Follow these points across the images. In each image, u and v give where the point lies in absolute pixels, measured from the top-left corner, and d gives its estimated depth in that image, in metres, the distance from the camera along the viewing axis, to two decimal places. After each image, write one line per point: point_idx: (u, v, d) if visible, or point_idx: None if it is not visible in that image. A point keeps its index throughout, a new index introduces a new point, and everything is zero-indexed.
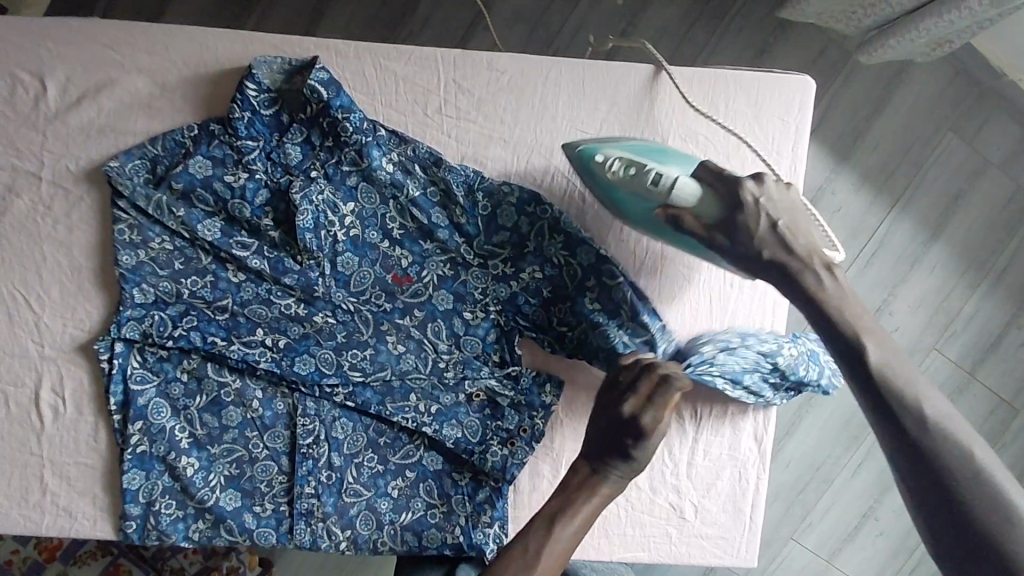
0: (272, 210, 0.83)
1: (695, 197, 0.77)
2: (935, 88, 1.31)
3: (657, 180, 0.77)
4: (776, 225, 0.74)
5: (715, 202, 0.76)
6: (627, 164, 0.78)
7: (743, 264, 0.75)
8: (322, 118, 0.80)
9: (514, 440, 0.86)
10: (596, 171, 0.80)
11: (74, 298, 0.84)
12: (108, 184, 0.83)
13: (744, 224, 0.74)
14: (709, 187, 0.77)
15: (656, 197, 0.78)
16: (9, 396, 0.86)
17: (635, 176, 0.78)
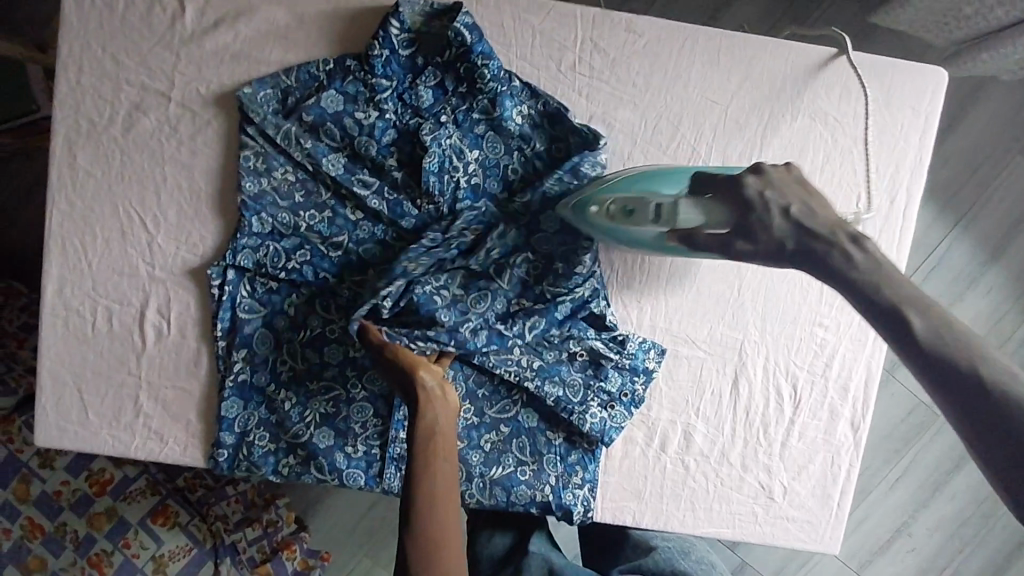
0: (398, 151, 0.83)
1: (699, 210, 0.73)
2: (1008, 111, 1.34)
3: (664, 209, 0.75)
4: (789, 210, 0.69)
5: (726, 209, 0.72)
6: (623, 203, 0.76)
7: (781, 259, 0.69)
8: (459, 63, 0.80)
9: (613, 404, 0.86)
10: (593, 218, 0.77)
11: (190, 222, 0.84)
12: (238, 110, 0.83)
13: (755, 216, 0.70)
14: (706, 196, 0.73)
15: (665, 224, 0.75)
16: (113, 314, 0.86)
17: (639, 212, 0.76)
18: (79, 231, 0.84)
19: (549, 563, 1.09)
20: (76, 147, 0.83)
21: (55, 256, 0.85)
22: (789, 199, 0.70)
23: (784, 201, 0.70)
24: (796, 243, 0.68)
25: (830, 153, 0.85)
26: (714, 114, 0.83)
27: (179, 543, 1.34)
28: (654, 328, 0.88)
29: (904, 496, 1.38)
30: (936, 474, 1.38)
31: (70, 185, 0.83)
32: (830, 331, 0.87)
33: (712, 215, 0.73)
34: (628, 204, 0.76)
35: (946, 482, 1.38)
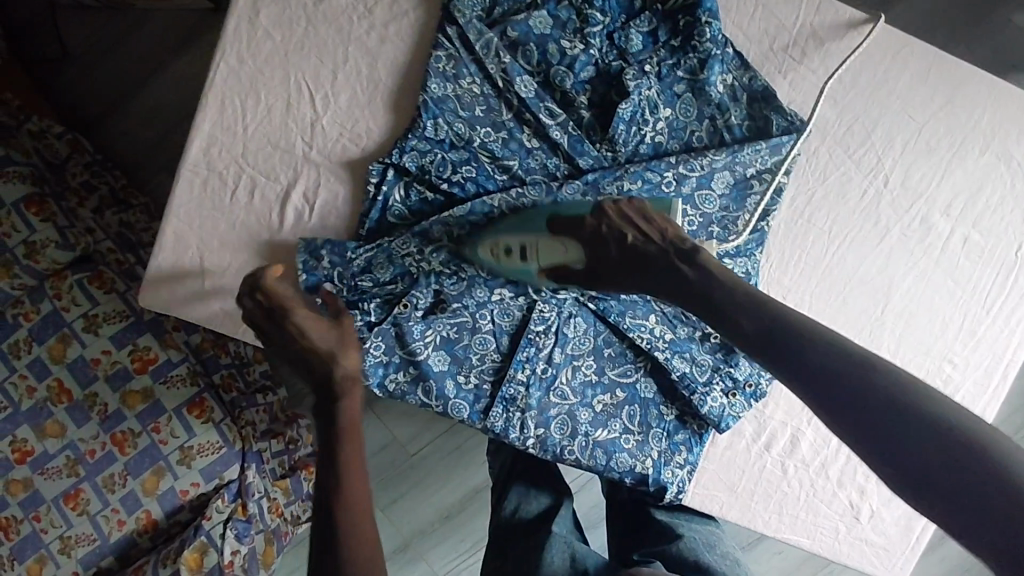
0: (591, 90, 0.81)
1: (559, 248, 0.76)
2: None
3: (531, 249, 0.77)
4: (623, 240, 0.73)
5: (580, 247, 0.75)
6: (503, 245, 0.78)
7: (617, 279, 0.74)
8: (680, 16, 0.79)
9: (735, 392, 0.85)
10: (482, 257, 0.79)
11: (361, 110, 0.81)
12: (441, 9, 0.80)
13: (601, 242, 0.74)
14: (562, 236, 0.76)
15: (535, 260, 0.78)
16: (257, 186, 0.81)
17: (513, 251, 0.78)
18: (241, 92, 0.80)
19: (570, 549, 0.99)
20: (261, 5, 0.79)
21: (209, 111, 0.80)
22: (627, 224, 0.74)
23: (624, 229, 0.74)
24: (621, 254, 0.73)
25: (1005, 197, 0.85)
26: (906, 130, 0.83)
27: (210, 439, 1.26)
28: None
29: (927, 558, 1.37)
30: None
31: (245, 42, 0.79)
32: (958, 369, 0.86)
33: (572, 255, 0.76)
34: (508, 241, 0.78)
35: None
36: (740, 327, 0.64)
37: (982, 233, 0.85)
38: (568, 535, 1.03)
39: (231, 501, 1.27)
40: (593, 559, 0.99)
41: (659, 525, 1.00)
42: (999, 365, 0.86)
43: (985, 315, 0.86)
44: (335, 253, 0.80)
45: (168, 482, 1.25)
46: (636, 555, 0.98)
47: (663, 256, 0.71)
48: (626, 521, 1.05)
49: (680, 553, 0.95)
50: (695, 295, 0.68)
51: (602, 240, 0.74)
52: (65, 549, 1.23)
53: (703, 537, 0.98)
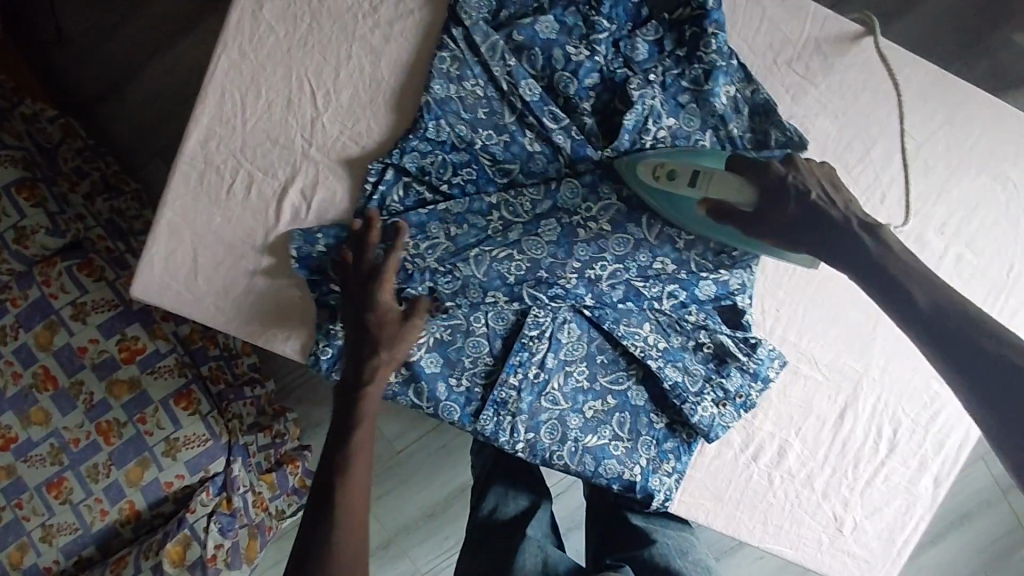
0: (595, 97, 0.81)
1: (736, 184, 0.76)
2: None
3: (705, 176, 0.77)
4: (807, 197, 0.75)
5: (756, 188, 0.76)
6: (670, 167, 0.77)
7: (795, 232, 0.75)
8: (687, 26, 0.79)
9: (726, 403, 0.86)
10: (639, 172, 0.78)
11: (362, 109, 0.80)
12: (447, 11, 0.80)
13: (783, 194, 0.75)
14: (739, 175, 0.76)
15: (703, 188, 0.77)
16: (255, 181, 0.81)
17: (680, 174, 0.77)
18: (242, 86, 0.79)
19: (544, 553, 0.99)
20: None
21: (209, 104, 0.79)
22: (810, 186, 0.76)
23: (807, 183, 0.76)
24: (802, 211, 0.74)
25: (999, 218, 0.86)
26: (904, 149, 0.84)
27: (196, 431, 1.25)
28: (782, 340, 0.88)
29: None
30: None
31: (247, 36, 0.79)
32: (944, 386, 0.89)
33: (740, 187, 0.76)
34: (675, 166, 0.77)
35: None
36: (867, 270, 0.71)
37: (975, 254, 0.86)
38: (543, 538, 1.03)
39: (216, 495, 1.26)
40: (565, 564, 1.00)
41: (634, 530, 1.01)
42: None
43: None
44: (329, 233, 0.80)
45: (153, 473, 1.24)
46: (609, 558, 0.99)
47: (831, 215, 0.74)
48: (603, 527, 1.06)
49: (651, 558, 0.96)
50: (819, 226, 0.74)
51: (783, 188, 0.75)
52: (47, 538, 1.22)
53: (676, 543, 1.00)
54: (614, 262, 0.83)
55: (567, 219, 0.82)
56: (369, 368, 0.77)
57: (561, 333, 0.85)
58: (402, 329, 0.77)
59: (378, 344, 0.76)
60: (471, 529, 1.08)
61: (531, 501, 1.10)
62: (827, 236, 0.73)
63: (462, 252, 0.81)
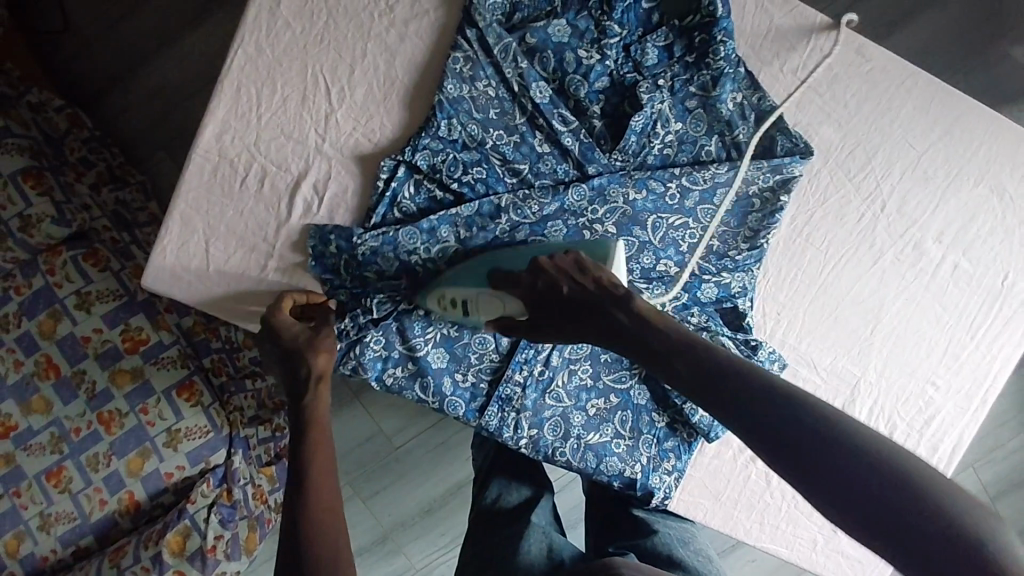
0: (605, 100, 0.82)
1: (498, 303, 0.75)
2: None
3: (472, 304, 0.77)
4: (560, 291, 0.71)
5: (517, 299, 0.74)
6: (449, 299, 0.78)
7: (574, 325, 0.71)
8: (697, 33, 0.80)
9: None
10: (431, 305, 0.80)
11: (376, 106, 0.82)
12: (461, 11, 0.81)
13: (535, 296, 0.72)
14: (501, 291, 0.75)
15: (476, 316, 0.77)
16: (268, 175, 0.82)
17: (457, 305, 0.77)
18: (257, 81, 0.80)
19: (548, 540, 1.02)
20: None
21: (224, 98, 0.80)
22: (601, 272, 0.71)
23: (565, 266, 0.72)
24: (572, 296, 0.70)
25: (996, 227, 0.88)
26: (905, 158, 0.86)
27: (198, 423, 1.26)
28: (783, 342, 0.88)
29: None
30: None
31: (263, 31, 0.80)
32: (940, 392, 0.89)
33: (499, 301, 0.75)
34: (451, 295, 0.78)
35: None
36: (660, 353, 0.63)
37: (971, 262, 0.88)
38: (546, 526, 1.06)
39: (216, 487, 1.27)
40: (569, 551, 1.02)
41: (634, 520, 1.02)
42: (977, 390, 0.89)
43: (969, 340, 0.89)
44: (342, 238, 0.81)
45: (153, 464, 1.24)
46: (610, 547, 1.02)
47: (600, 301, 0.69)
48: (603, 517, 1.08)
49: (652, 548, 0.98)
50: (634, 340, 0.65)
51: (540, 294, 0.72)
52: (45, 526, 1.23)
53: (677, 533, 1.01)
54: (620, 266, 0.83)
55: (574, 220, 0.82)
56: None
57: (566, 332, 0.86)
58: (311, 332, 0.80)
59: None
60: (473, 519, 1.10)
61: (533, 492, 1.11)
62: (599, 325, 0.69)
63: (471, 252, 0.81)
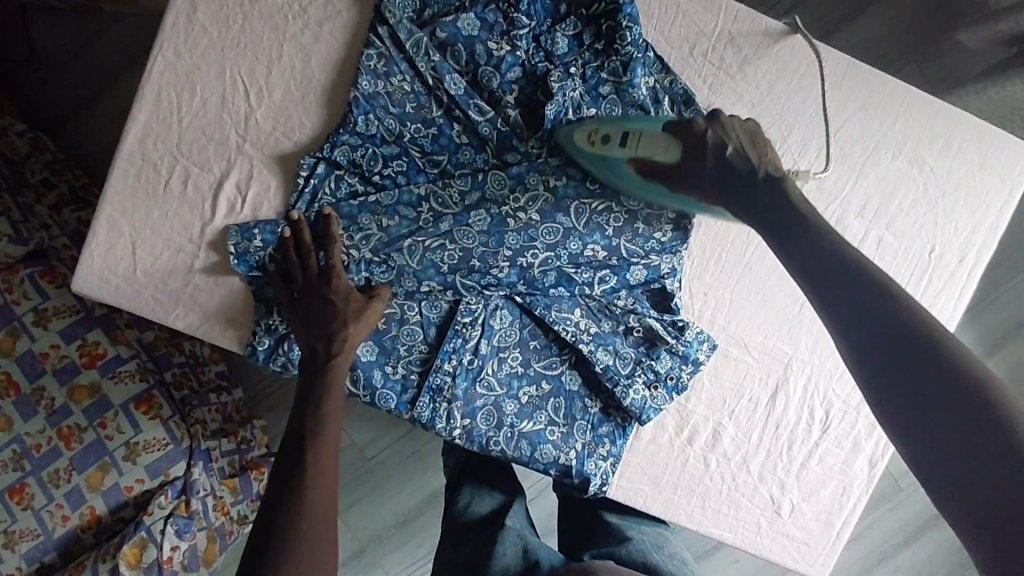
0: (518, 90, 0.84)
1: (661, 145, 0.81)
2: None
3: (634, 137, 0.81)
4: (726, 148, 0.80)
5: (680, 147, 0.81)
6: (599, 131, 0.81)
7: (709, 187, 0.80)
8: (604, 20, 0.82)
9: (657, 385, 0.87)
10: (575, 139, 0.82)
11: (293, 105, 0.83)
12: (373, 10, 0.83)
13: (694, 155, 0.80)
14: (669, 134, 0.81)
15: (632, 150, 0.81)
16: (190, 176, 0.84)
17: (613, 138, 0.81)
18: (177, 86, 0.82)
19: (522, 542, 1.00)
20: (199, 2, 0.82)
21: (146, 102, 0.82)
22: (730, 137, 0.80)
23: (723, 139, 0.80)
24: (721, 169, 0.80)
25: (917, 200, 0.88)
26: (821, 135, 0.86)
27: (156, 435, 1.26)
28: (711, 323, 0.90)
29: (883, 569, 1.37)
30: (886, 544, 1.37)
31: (181, 37, 0.82)
32: None
33: (660, 144, 0.81)
34: (606, 130, 0.81)
35: (933, 568, 1.37)
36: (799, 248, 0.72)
37: (895, 235, 0.88)
38: (522, 528, 1.04)
39: (174, 498, 1.26)
40: (547, 552, 1.00)
41: (611, 527, 1.02)
42: None
43: None
44: (267, 231, 0.83)
45: (113, 478, 1.23)
46: (585, 553, 1.00)
47: (757, 178, 0.79)
48: (578, 520, 1.08)
49: (628, 554, 0.95)
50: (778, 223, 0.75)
51: (700, 150, 0.80)
52: (9, 543, 1.21)
53: (651, 538, 1.00)
54: (545, 250, 0.85)
55: (496, 209, 0.84)
56: (337, 344, 0.80)
57: (494, 322, 0.87)
58: (364, 308, 0.81)
59: (343, 317, 0.80)
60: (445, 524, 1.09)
61: (506, 497, 1.10)
62: (737, 198, 0.79)
63: (395, 242, 0.84)
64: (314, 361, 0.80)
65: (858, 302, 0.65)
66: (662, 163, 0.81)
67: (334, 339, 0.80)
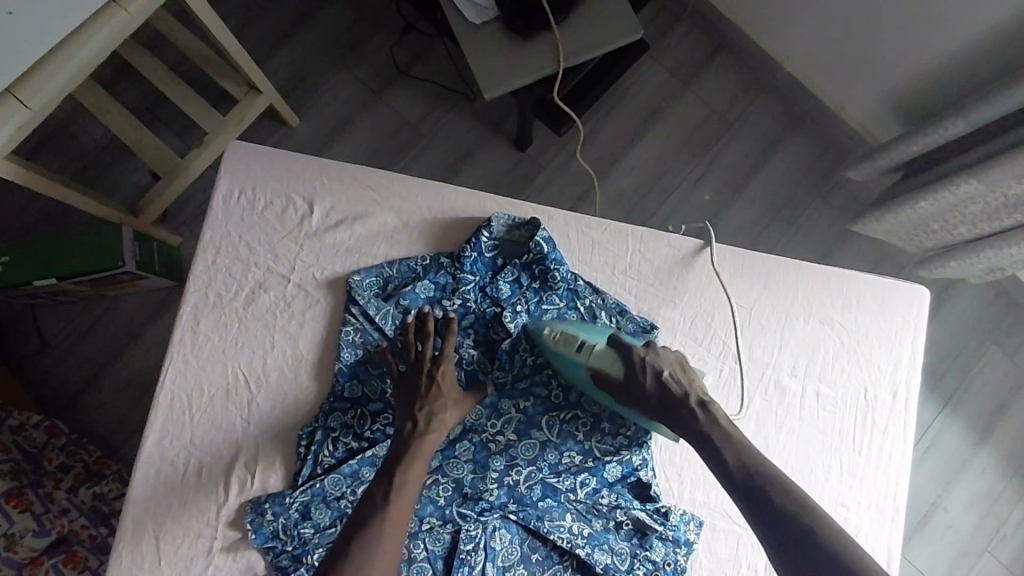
0: (475, 333, 0.99)
1: (606, 359, 0.91)
2: (964, 313, 1.70)
3: (588, 345, 0.91)
4: (659, 373, 0.90)
5: (619, 368, 0.91)
6: (566, 336, 0.93)
7: (644, 404, 0.90)
8: (535, 265, 0.98)
9: (658, 573, 0.93)
10: (543, 337, 0.94)
11: (288, 385, 0.96)
12: (344, 293, 0.98)
13: (637, 379, 0.90)
14: (611, 351, 0.91)
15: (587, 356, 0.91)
16: (204, 465, 0.94)
17: (573, 341, 0.92)
18: (187, 389, 0.95)
19: None
20: (200, 315, 0.97)
21: (162, 408, 0.95)
22: (663, 365, 0.91)
23: (660, 367, 0.91)
24: (656, 396, 0.89)
25: (839, 353, 1.00)
26: (739, 316, 1.01)
27: None
28: (693, 501, 0.96)
29: None
30: None
31: (188, 347, 0.96)
32: (852, 511, 0.97)
33: (608, 360, 0.91)
34: (569, 331, 0.93)
35: None
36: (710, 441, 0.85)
37: (830, 386, 0.99)
38: None
39: None
40: None
41: None
42: (887, 501, 0.97)
43: (859, 455, 0.98)
44: (276, 504, 0.92)
45: None
46: None
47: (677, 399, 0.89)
48: None
49: None
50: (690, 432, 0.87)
51: (631, 384, 0.90)
52: None
53: None
54: (527, 466, 0.94)
55: (477, 437, 0.95)
56: None
57: (495, 544, 0.93)
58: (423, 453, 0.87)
59: (444, 400, 0.90)
60: None
61: None
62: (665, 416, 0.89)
63: None
64: (404, 436, 0.88)
65: (777, 520, 0.77)
66: (611, 377, 0.91)
67: (433, 416, 0.89)
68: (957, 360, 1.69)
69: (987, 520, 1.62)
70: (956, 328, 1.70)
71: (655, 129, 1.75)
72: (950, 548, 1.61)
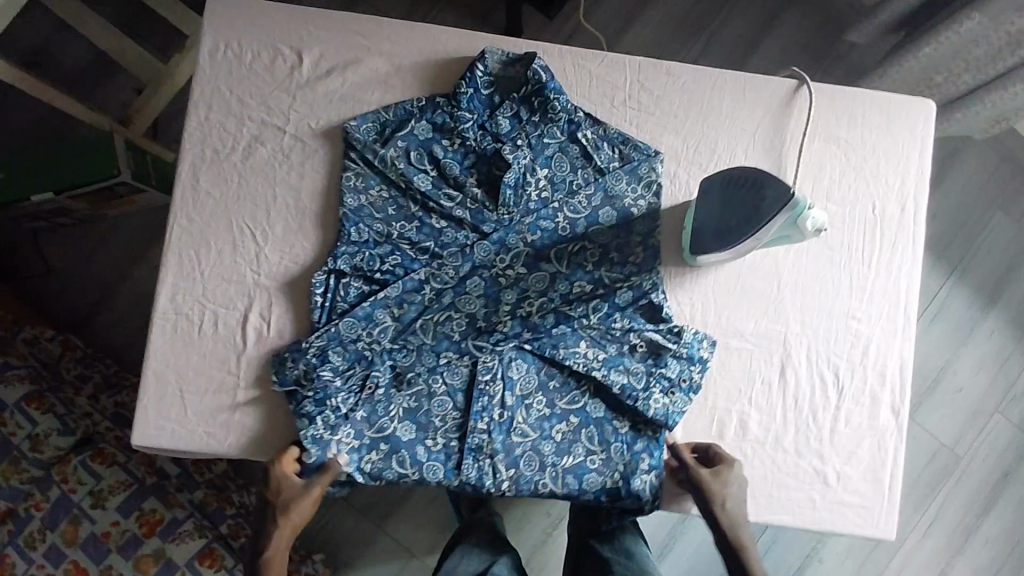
0: (477, 172, 0.97)
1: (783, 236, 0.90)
2: (974, 175, 1.66)
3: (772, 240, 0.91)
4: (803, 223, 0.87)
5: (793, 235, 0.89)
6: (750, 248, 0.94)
7: None
8: (534, 97, 0.97)
9: (674, 390, 0.94)
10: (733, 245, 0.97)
11: (294, 235, 0.96)
12: (342, 141, 0.97)
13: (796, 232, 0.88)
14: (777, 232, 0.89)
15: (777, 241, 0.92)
16: (219, 316, 0.95)
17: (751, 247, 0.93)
18: (193, 246, 0.95)
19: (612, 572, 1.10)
20: (199, 173, 0.96)
21: (170, 265, 0.95)
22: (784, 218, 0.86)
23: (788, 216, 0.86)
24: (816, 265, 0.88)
25: (845, 170, 1.00)
26: (743, 139, 1.00)
27: None
28: (705, 322, 0.97)
29: None
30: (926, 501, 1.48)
31: (191, 204, 0.96)
32: (863, 322, 0.98)
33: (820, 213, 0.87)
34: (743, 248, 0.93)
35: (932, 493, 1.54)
36: None
37: (836, 203, 0.99)
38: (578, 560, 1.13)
39: None
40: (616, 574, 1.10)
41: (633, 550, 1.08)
42: (898, 310, 0.98)
43: (867, 268, 0.99)
44: (295, 350, 0.93)
45: None
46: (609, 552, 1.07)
47: None
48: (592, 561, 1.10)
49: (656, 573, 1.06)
50: None
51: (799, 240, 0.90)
52: None
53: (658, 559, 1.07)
54: (538, 297, 0.96)
55: (487, 273, 0.95)
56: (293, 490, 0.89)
57: (510, 374, 0.94)
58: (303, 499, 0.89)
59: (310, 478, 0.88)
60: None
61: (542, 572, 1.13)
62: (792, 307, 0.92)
63: (409, 327, 0.94)
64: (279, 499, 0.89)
65: None
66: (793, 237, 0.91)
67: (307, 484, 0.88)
68: (966, 224, 1.65)
69: (997, 382, 1.60)
70: (966, 190, 1.65)
71: (651, 6, 1.70)
72: (963, 409, 1.59)
